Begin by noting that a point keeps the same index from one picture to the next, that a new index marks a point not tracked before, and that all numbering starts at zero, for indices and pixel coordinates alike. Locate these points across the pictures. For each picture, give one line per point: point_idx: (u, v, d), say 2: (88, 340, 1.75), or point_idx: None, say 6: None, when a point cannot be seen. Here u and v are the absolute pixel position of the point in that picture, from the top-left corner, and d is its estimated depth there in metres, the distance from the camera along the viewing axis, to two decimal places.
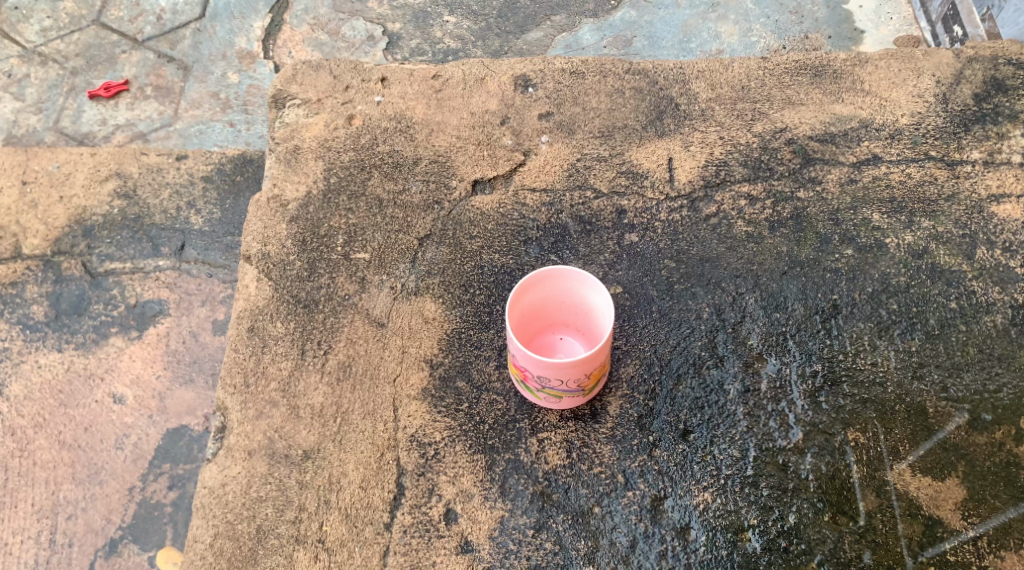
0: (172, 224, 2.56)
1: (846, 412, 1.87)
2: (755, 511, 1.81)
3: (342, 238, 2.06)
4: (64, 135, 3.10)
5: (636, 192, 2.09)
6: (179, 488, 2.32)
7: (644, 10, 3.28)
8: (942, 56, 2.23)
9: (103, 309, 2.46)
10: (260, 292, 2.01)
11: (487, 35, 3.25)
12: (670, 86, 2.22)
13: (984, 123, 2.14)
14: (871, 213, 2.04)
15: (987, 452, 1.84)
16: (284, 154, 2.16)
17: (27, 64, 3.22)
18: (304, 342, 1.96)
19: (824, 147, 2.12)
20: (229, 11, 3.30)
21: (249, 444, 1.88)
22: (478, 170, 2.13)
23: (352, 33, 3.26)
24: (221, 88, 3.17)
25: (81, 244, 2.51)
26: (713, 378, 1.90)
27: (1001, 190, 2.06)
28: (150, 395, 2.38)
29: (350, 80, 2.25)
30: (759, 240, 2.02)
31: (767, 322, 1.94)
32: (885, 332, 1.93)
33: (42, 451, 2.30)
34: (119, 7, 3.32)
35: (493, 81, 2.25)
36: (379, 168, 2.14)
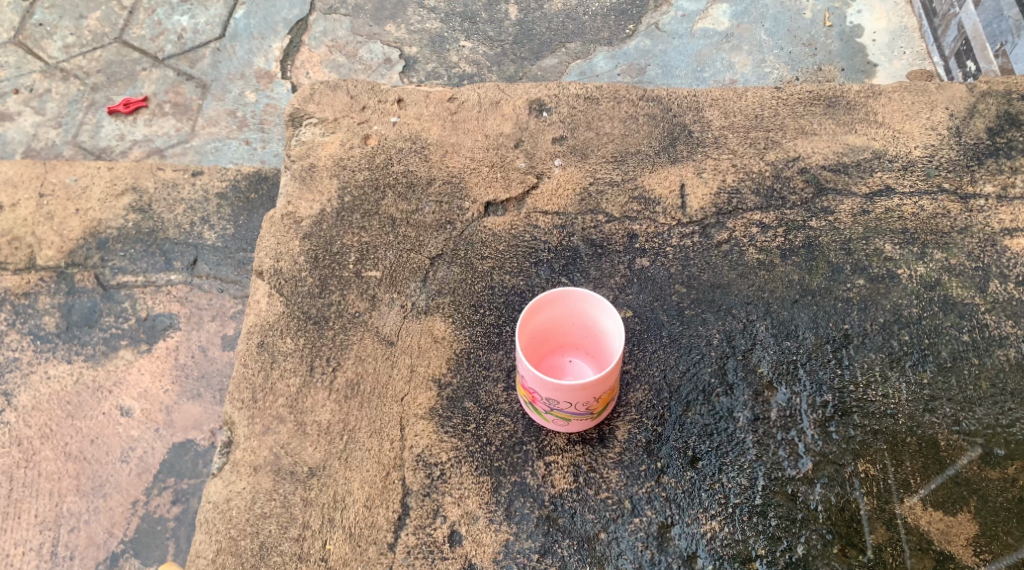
0: (185, 239, 2.56)
1: (857, 443, 1.86)
2: (763, 541, 1.79)
3: (353, 257, 2.07)
4: (83, 149, 3.14)
5: (648, 218, 2.09)
6: (182, 503, 2.33)
7: (659, 39, 3.30)
8: (955, 90, 2.23)
9: (114, 321, 2.46)
10: (271, 308, 2.02)
11: (502, 60, 3.28)
12: (684, 113, 2.23)
13: (996, 157, 2.13)
14: (883, 243, 2.04)
15: (1000, 488, 1.82)
16: (299, 172, 2.17)
17: (49, 79, 3.26)
18: (312, 359, 1.96)
19: (837, 177, 2.12)
20: (249, 31, 3.33)
21: (255, 459, 1.88)
22: (491, 192, 2.14)
23: (369, 56, 3.29)
24: (238, 106, 3.21)
25: (95, 256, 2.51)
26: (722, 406, 1.89)
27: (1015, 224, 2.05)
28: (157, 408, 2.39)
29: (366, 101, 2.27)
30: (770, 269, 2.02)
31: (777, 350, 1.93)
32: (897, 363, 1.92)
33: (47, 462, 2.29)
34: (141, 26, 3.35)
35: (508, 105, 2.26)
36: (393, 188, 2.15)
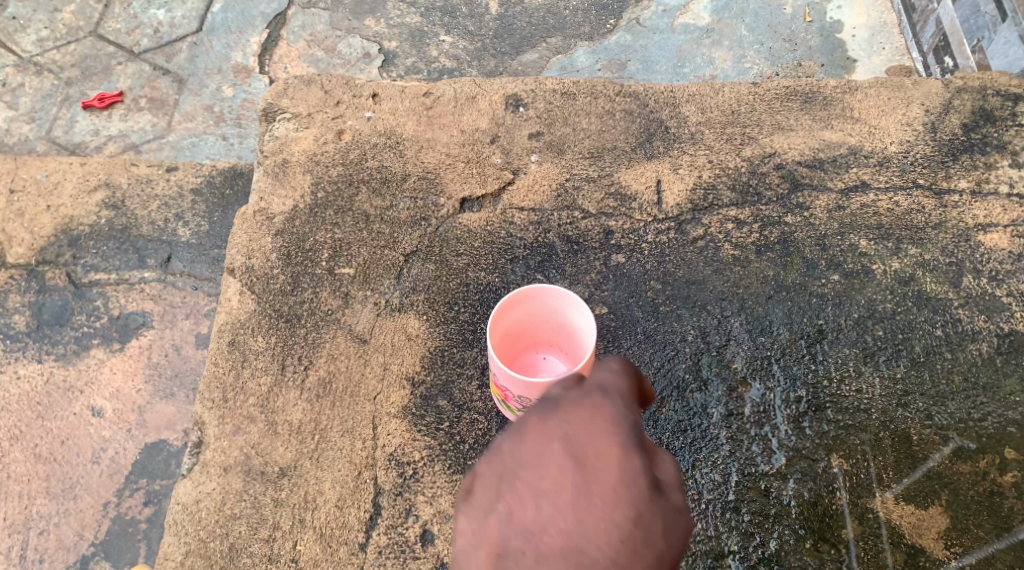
0: (159, 236, 2.53)
1: (831, 438, 1.85)
2: (736, 537, 1.79)
3: (326, 253, 2.05)
4: (57, 144, 3.11)
5: (624, 214, 2.08)
6: (154, 505, 2.30)
7: (640, 34, 3.28)
8: (931, 85, 2.23)
9: (85, 320, 2.44)
10: (242, 305, 2.00)
11: (482, 55, 3.26)
12: (661, 108, 2.22)
13: (972, 152, 2.13)
14: (858, 239, 2.04)
15: (972, 481, 1.82)
16: (272, 167, 2.15)
17: (22, 73, 3.22)
18: (284, 357, 1.94)
19: (813, 173, 2.12)
20: (226, 25, 3.30)
21: (225, 460, 1.86)
22: (467, 188, 2.12)
23: (348, 51, 3.27)
24: (215, 101, 3.18)
25: (66, 254, 2.49)
26: (697, 402, 1.88)
27: (988, 220, 2.05)
28: (129, 408, 2.37)
29: (341, 95, 2.25)
30: (745, 265, 2.01)
31: (751, 346, 1.93)
32: (871, 359, 1.92)
33: (17, 464, 2.28)
34: (117, 19, 3.32)
35: (484, 100, 2.24)
36: (367, 184, 2.13)
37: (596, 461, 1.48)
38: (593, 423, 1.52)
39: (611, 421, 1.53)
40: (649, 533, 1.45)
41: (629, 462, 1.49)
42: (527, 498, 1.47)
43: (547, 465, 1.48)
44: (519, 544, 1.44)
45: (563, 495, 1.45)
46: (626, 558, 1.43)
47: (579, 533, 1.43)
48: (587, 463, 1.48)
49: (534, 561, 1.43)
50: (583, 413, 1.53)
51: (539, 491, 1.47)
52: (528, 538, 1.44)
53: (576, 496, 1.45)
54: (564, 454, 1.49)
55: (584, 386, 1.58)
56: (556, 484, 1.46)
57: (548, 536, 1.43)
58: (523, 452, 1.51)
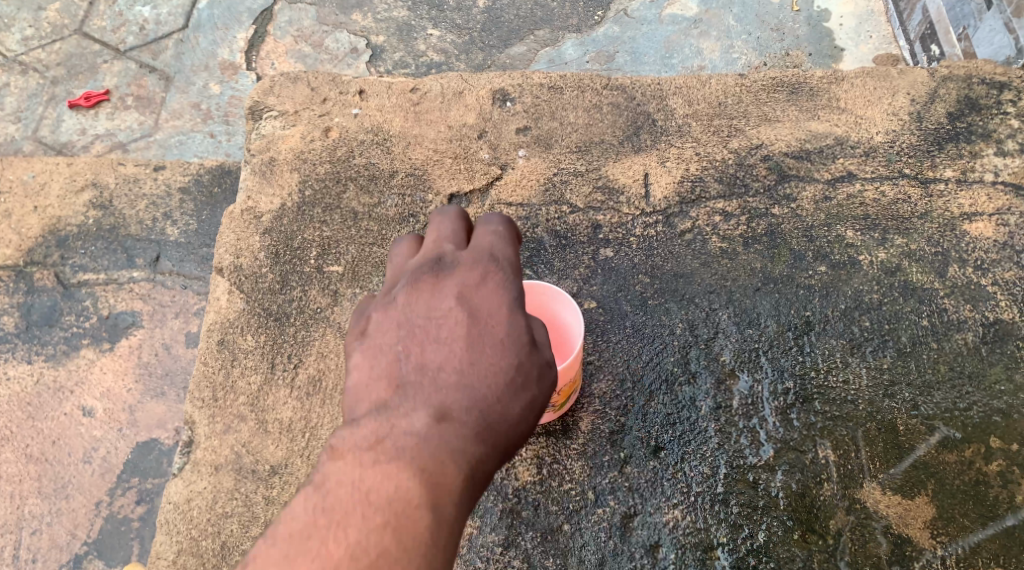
0: (147, 235, 2.54)
1: (818, 429, 1.86)
2: (724, 529, 1.80)
3: (315, 251, 2.05)
4: (43, 144, 3.08)
5: (612, 208, 2.09)
6: (147, 503, 2.28)
7: (627, 26, 3.28)
8: (917, 75, 2.24)
9: (75, 320, 2.44)
10: (231, 304, 2.00)
11: (470, 49, 3.26)
12: (648, 101, 2.22)
13: (957, 141, 2.14)
14: (845, 230, 2.04)
15: (957, 471, 1.83)
16: (259, 166, 2.15)
17: (8, 73, 3.21)
18: (274, 356, 1.95)
19: (799, 164, 2.12)
20: (212, 22, 3.29)
21: (216, 459, 1.87)
22: (455, 184, 2.13)
23: (335, 46, 3.26)
24: (202, 99, 3.16)
25: (54, 255, 2.51)
26: (685, 395, 1.89)
27: (974, 209, 2.06)
28: (120, 408, 2.35)
29: (327, 92, 2.25)
30: (733, 257, 2.02)
31: (739, 338, 1.94)
32: (858, 349, 1.93)
33: (9, 465, 2.29)
34: (102, 17, 3.31)
35: (470, 95, 2.24)
36: (354, 181, 2.13)
37: (490, 312, 1.53)
38: (484, 277, 1.57)
39: (501, 273, 1.58)
40: (531, 378, 1.51)
41: (522, 317, 1.55)
42: (425, 342, 1.51)
43: (442, 312, 1.53)
44: (417, 378, 1.48)
45: (458, 339, 1.51)
46: (512, 398, 1.49)
47: (471, 374, 1.48)
48: (480, 317, 1.53)
49: (430, 392, 1.46)
50: (478, 271, 1.57)
51: (433, 335, 1.51)
52: (425, 374, 1.48)
53: (472, 344, 1.50)
54: (459, 303, 1.54)
55: (473, 246, 1.62)
56: (451, 329, 1.51)
57: (442, 374, 1.48)
58: (417, 302, 1.55)
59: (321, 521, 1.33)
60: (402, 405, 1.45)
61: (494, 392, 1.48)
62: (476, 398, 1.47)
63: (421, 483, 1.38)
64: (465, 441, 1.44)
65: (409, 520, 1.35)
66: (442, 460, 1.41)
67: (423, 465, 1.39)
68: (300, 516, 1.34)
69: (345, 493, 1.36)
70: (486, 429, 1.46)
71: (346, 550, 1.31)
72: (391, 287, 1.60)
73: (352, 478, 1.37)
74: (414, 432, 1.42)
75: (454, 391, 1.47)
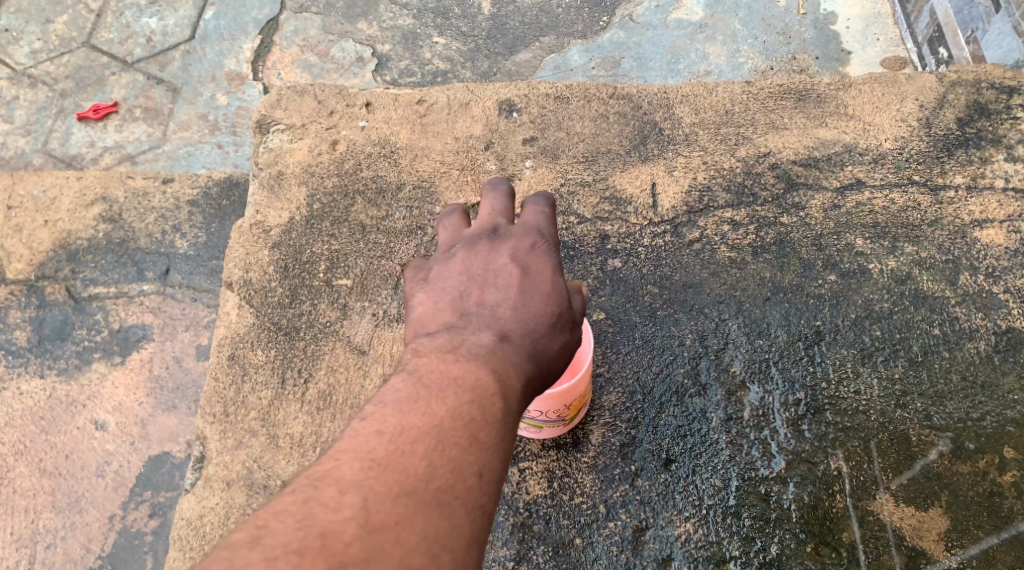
0: (156, 248, 2.55)
1: (830, 440, 1.86)
2: (737, 542, 1.80)
3: (324, 265, 2.05)
4: (53, 157, 3.12)
5: (620, 218, 2.09)
6: (160, 516, 2.29)
7: (633, 31, 3.27)
8: (925, 80, 2.23)
9: (86, 334, 2.45)
10: (241, 319, 2.01)
11: (475, 56, 3.26)
12: (655, 110, 2.22)
13: (967, 147, 2.13)
14: (854, 238, 2.04)
15: (971, 482, 1.82)
16: (267, 180, 2.16)
17: (17, 86, 3.22)
18: (284, 371, 1.95)
19: (807, 171, 2.12)
20: (219, 32, 3.29)
21: (228, 474, 1.88)
22: (462, 196, 2.13)
23: (341, 55, 3.26)
24: (210, 110, 3.18)
25: (65, 269, 2.52)
26: (695, 407, 1.89)
27: (985, 215, 2.05)
28: (132, 422, 2.36)
29: (334, 105, 2.26)
30: (742, 266, 2.02)
31: (750, 349, 1.93)
32: (869, 359, 1.92)
33: (22, 479, 2.30)
34: (109, 29, 3.31)
35: (477, 106, 2.24)
36: (362, 194, 2.13)
37: (540, 269, 1.65)
38: (535, 237, 1.70)
39: (549, 238, 1.71)
40: (572, 327, 1.62)
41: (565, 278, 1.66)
42: (484, 289, 1.62)
43: (498, 261, 1.65)
44: (478, 311, 1.59)
45: (514, 281, 1.62)
46: (556, 339, 1.59)
47: (524, 314, 1.59)
48: (531, 271, 1.64)
49: (490, 324, 1.57)
50: (529, 238, 1.69)
51: (491, 279, 1.63)
52: (485, 308, 1.59)
53: (524, 291, 1.61)
54: (513, 257, 1.66)
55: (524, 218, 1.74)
56: (507, 275, 1.63)
57: (499, 313, 1.58)
58: (476, 256, 1.67)
59: (422, 392, 1.43)
60: (466, 329, 1.55)
61: (545, 325, 1.58)
62: (530, 327, 1.57)
63: (494, 377, 1.47)
64: (523, 358, 1.53)
65: (486, 406, 1.43)
66: (507, 368, 1.50)
67: (492, 367, 1.48)
68: (400, 390, 1.43)
69: (433, 378, 1.45)
70: (539, 354, 1.55)
71: (445, 414, 1.40)
72: (449, 251, 1.72)
73: (436, 369, 1.46)
74: (482, 344, 1.52)
75: (511, 320, 1.57)
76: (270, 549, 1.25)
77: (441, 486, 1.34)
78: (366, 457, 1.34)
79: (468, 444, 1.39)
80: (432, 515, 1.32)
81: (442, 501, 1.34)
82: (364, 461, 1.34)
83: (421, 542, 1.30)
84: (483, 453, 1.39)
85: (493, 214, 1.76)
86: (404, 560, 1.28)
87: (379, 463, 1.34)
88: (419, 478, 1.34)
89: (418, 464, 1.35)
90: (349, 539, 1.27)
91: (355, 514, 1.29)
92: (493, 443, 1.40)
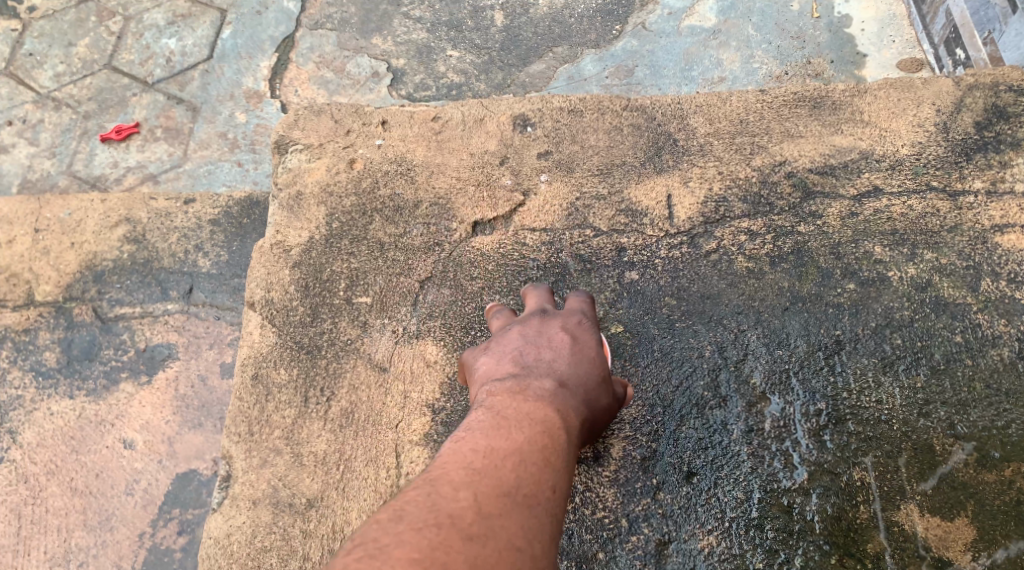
0: (180, 268, 2.59)
1: (852, 450, 1.86)
2: (760, 554, 1.81)
3: (344, 283, 2.08)
4: (78, 179, 3.17)
5: (635, 230, 2.10)
6: (189, 533, 2.35)
7: (645, 39, 3.28)
8: (941, 84, 2.22)
9: (113, 354, 2.50)
10: (264, 339, 2.04)
11: (490, 68, 3.28)
12: (669, 121, 2.23)
13: (985, 152, 2.12)
14: (872, 246, 2.04)
15: (997, 491, 1.82)
16: (287, 200, 2.19)
17: (41, 109, 3.28)
18: (307, 390, 1.98)
19: (824, 179, 2.12)
20: (237, 51, 3.33)
21: (254, 493, 1.90)
22: (478, 212, 2.14)
23: (357, 71, 3.29)
24: (229, 128, 3.22)
25: (92, 289, 2.56)
26: (716, 419, 1.90)
27: (1005, 220, 2.04)
28: (160, 440, 2.41)
29: (351, 124, 2.28)
30: (759, 276, 2.02)
31: (769, 359, 1.94)
32: (890, 368, 1.92)
33: (54, 498, 2.33)
34: (130, 50, 3.35)
35: (492, 122, 2.26)
36: (380, 212, 2.15)
37: (586, 337, 1.78)
38: (580, 314, 1.84)
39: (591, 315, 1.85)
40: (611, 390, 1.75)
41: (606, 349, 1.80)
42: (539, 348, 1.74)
43: (552, 329, 1.78)
44: (538, 365, 1.70)
45: (567, 343, 1.75)
46: (602, 397, 1.72)
47: (577, 368, 1.71)
48: (579, 337, 1.78)
49: (548, 374, 1.68)
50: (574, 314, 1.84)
51: (546, 341, 1.75)
52: (544, 364, 1.70)
53: (575, 350, 1.74)
54: (563, 326, 1.79)
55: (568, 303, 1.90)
56: (560, 337, 1.76)
57: (555, 366, 1.70)
58: (530, 326, 1.80)
59: (502, 421, 1.55)
60: (529, 379, 1.66)
61: (594, 381, 1.71)
62: (583, 381, 1.70)
63: (560, 415, 1.59)
64: (578, 406, 1.66)
65: (556, 438, 1.55)
66: (567, 411, 1.62)
67: (557, 407, 1.61)
68: (482, 423, 1.56)
69: (509, 412, 1.57)
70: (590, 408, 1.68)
71: (523, 440, 1.52)
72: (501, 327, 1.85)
73: (510, 407, 1.58)
74: (545, 389, 1.64)
75: (569, 372, 1.69)
76: (413, 521, 1.35)
77: (529, 492, 1.45)
78: (466, 466, 1.46)
79: (543, 465, 1.50)
80: (528, 511, 1.43)
81: (530, 504, 1.44)
82: (465, 467, 1.45)
83: (520, 531, 1.40)
84: (556, 473, 1.51)
85: (540, 298, 1.91)
86: (509, 543, 1.37)
87: (478, 471, 1.45)
88: (511, 484, 1.45)
89: (509, 473, 1.46)
90: (471, 520, 1.38)
91: (471, 503, 1.40)
92: (562, 468, 1.52)
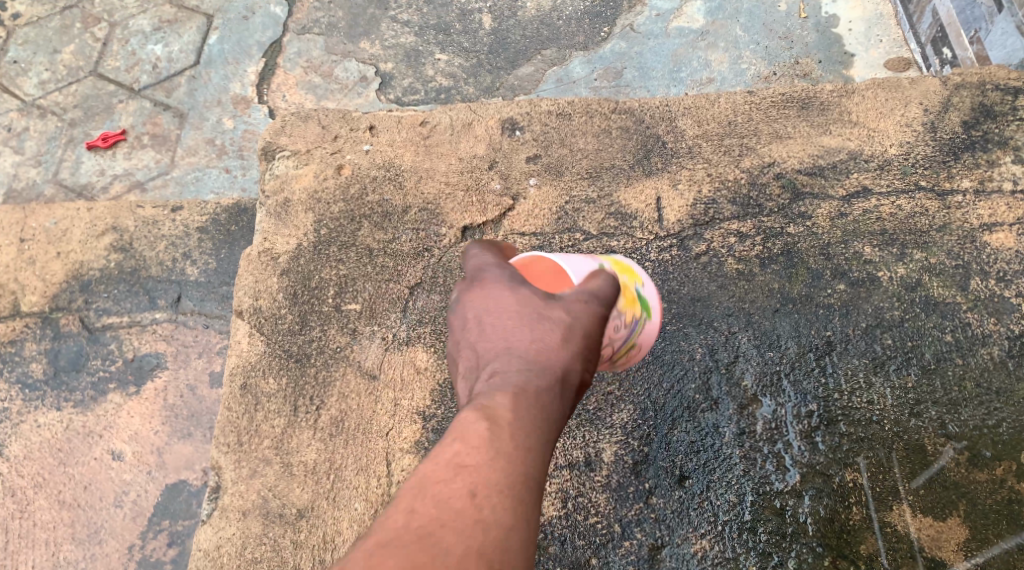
0: (168, 277, 2.58)
1: (844, 452, 1.86)
2: (754, 558, 1.80)
3: (332, 290, 2.06)
4: (64, 187, 3.15)
5: (626, 233, 2.09)
6: (178, 545, 2.33)
7: (634, 40, 3.27)
8: (929, 84, 2.22)
9: (101, 365, 2.48)
10: (252, 348, 2.02)
11: (478, 72, 3.27)
12: (657, 123, 2.22)
13: (973, 151, 2.12)
14: (862, 246, 2.03)
15: (989, 490, 1.81)
16: (274, 207, 2.18)
17: (27, 117, 3.25)
18: (296, 399, 1.96)
19: (813, 180, 2.11)
20: (224, 56, 3.30)
21: (243, 504, 1.89)
22: (468, 217, 2.13)
23: (344, 75, 3.28)
24: (216, 134, 3.21)
25: (79, 300, 2.54)
26: (708, 422, 1.89)
27: (993, 219, 2.04)
28: (148, 450, 2.39)
29: (338, 129, 2.27)
30: (750, 278, 2.01)
31: (761, 361, 1.93)
32: (881, 368, 1.91)
33: (41, 512, 2.31)
34: (116, 57, 3.33)
35: (480, 126, 2.25)
36: (369, 218, 2.14)
37: (501, 293, 1.61)
38: (486, 270, 1.66)
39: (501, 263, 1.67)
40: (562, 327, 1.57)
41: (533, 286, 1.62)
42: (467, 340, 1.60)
43: (468, 310, 1.62)
44: (471, 362, 1.57)
45: (480, 321, 1.59)
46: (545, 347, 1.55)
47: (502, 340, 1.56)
48: (493, 299, 1.61)
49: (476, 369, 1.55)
50: (485, 270, 1.66)
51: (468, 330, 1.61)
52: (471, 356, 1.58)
53: (496, 319, 1.58)
54: (473, 299, 1.63)
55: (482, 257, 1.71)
56: (474, 320, 1.61)
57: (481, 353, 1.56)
58: (457, 302, 1.65)
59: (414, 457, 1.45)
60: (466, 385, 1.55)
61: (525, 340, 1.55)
62: (510, 350, 1.54)
63: (473, 413, 1.46)
64: (513, 377, 1.51)
65: (465, 441, 1.42)
66: (489, 398, 1.48)
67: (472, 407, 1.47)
68: None
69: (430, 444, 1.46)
70: (541, 362, 1.53)
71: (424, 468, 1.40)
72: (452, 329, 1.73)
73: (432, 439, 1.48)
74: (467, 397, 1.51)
75: (493, 355, 1.55)
76: None
77: (425, 523, 1.33)
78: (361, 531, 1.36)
79: (452, 476, 1.38)
80: (429, 548, 1.31)
81: (429, 534, 1.32)
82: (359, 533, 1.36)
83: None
84: (473, 474, 1.39)
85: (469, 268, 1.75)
86: None
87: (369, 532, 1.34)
88: (403, 525, 1.33)
89: (402, 515, 1.34)
90: None
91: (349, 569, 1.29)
92: (482, 463, 1.40)
